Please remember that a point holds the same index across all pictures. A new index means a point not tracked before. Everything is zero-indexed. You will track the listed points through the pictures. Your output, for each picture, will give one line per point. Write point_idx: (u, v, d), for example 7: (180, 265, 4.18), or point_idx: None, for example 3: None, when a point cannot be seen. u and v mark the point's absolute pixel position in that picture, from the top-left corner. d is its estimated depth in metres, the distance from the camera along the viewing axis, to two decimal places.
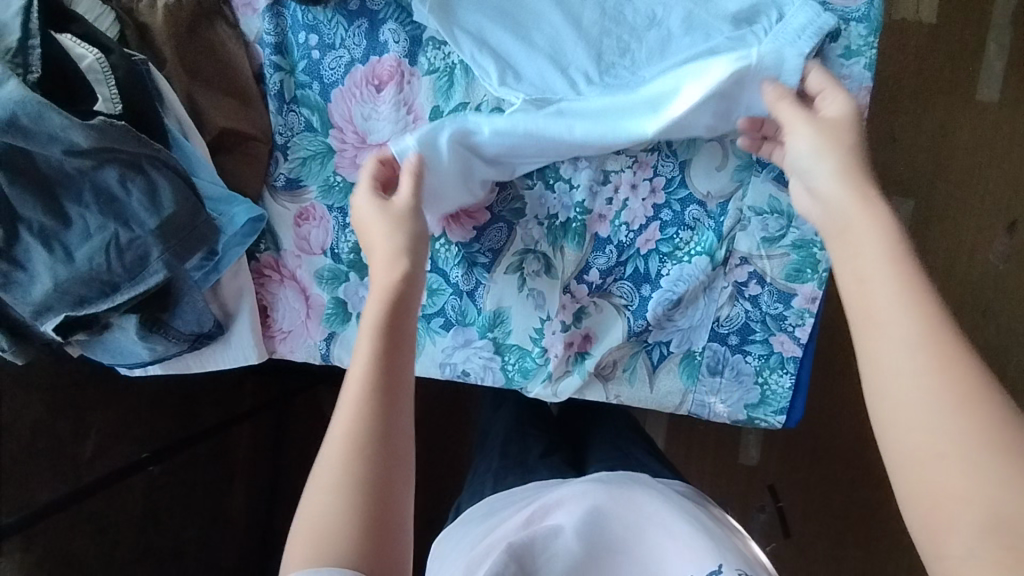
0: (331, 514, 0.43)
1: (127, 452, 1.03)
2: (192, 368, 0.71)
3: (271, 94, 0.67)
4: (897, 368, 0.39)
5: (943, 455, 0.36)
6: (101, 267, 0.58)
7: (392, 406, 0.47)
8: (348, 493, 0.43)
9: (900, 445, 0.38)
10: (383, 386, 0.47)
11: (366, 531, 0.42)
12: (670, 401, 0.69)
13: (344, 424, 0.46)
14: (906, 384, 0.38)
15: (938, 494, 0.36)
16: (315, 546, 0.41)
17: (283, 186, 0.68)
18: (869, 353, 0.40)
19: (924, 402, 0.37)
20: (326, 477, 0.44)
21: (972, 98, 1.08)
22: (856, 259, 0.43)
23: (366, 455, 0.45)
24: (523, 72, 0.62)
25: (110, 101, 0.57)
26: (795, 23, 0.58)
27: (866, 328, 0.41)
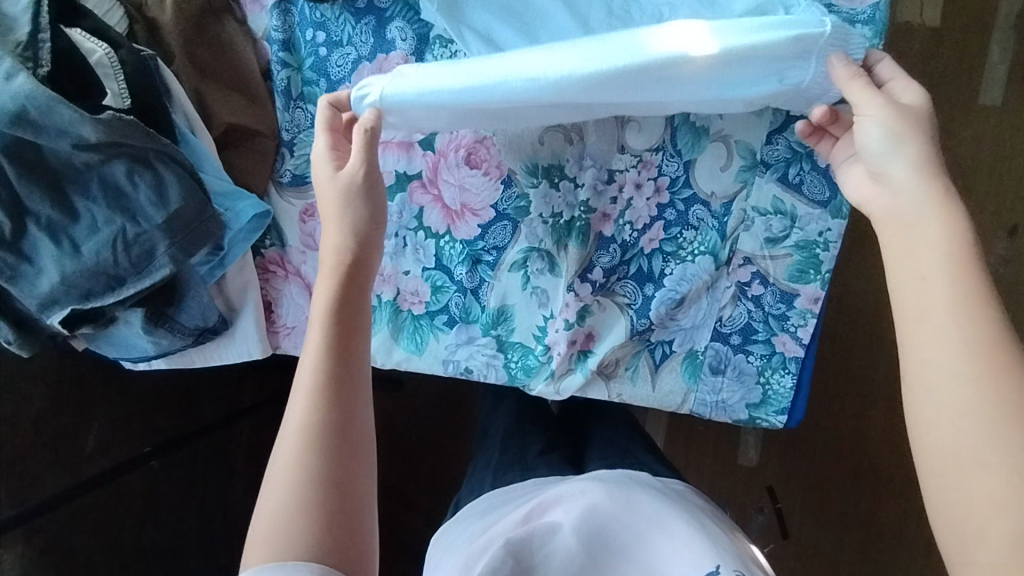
0: (288, 511, 0.43)
1: (128, 447, 1.03)
2: (196, 363, 0.72)
3: (277, 90, 0.67)
4: (944, 371, 0.39)
5: (978, 464, 0.37)
6: (107, 261, 0.58)
7: (344, 396, 0.47)
8: (303, 487, 0.44)
9: (938, 449, 0.38)
10: (335, 378, 0.47)
11: (327, 525, 0.43)
12: (672, 400, 0.69)
13: (296, 420, 0.46)
14: (953, 389, 0.38)
15: (972, 501, 0.37)
16: (275, 542, 0.42)
17: (289, 182, 0.68)
18: (918, 354, 0.40)
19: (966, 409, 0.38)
20: (283, 472, 0.44)
21: (974, 102, 1.08)
22: (919, 257, 0.43)
23: (322, 447, 0.45)
24: None
25: (119, 96, 0.58)
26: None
27: (915, 328, 0.41)
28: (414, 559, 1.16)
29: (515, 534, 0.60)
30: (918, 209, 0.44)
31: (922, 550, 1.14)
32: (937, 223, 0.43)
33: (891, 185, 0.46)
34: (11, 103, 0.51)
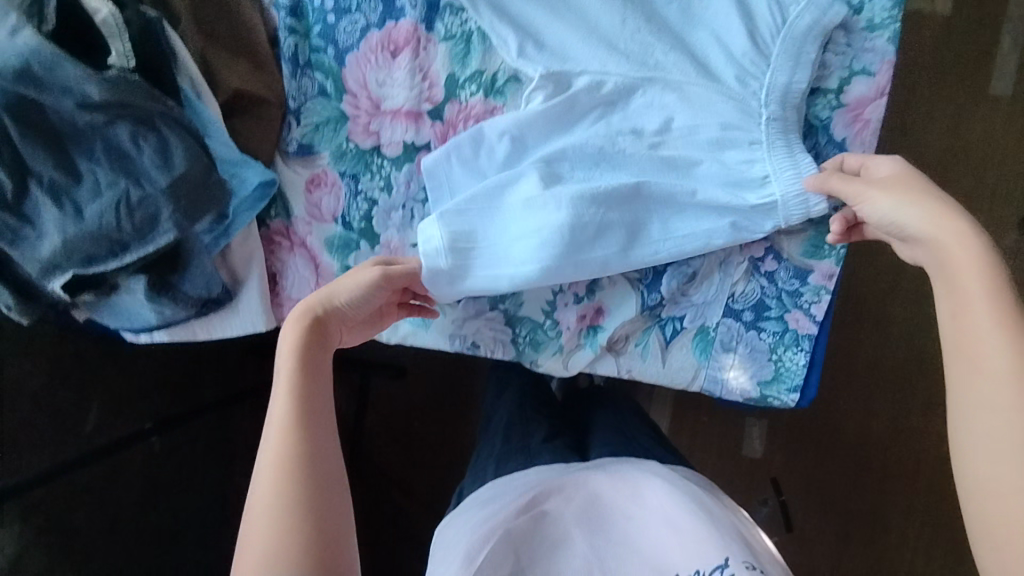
0: (265, 535, 0.44)
1: (128, 425, 1.02)
2: (199, 336, 0.70)
3: (284, 57, 0.66)
4: (984, 402, 0.43)
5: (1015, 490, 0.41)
6: (110, 225, 0.57)
7: (320, 432, 0.49)
8: (278, 514, 0.44)
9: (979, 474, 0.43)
10: (305, 414, 0.49)
11: (302, 545, 0.43)
12: (683, 377, 0.68)
13: (271, 453, 0.47)
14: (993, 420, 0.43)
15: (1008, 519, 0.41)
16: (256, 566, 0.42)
17: (295, 151, 0.67)
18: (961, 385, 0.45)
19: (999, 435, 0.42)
20: (259, 503, 0.45)
21: (984, 92, 1.07)
22: (957, 296, 0.47)
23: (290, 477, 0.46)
24: (541, 41, 0.63)
25: (124, 57, 0.56)
26: (797, 29, 0.60)
27: (966, 360, 0.45)
28: (414, 548, 1.14)
29: (516, 525, 0.59)
30: (938, 245, 0.49)
31: (924, 545, 1.13)
32: (970, 253, 0.47)
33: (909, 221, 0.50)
34: (15, 59, 0.51)
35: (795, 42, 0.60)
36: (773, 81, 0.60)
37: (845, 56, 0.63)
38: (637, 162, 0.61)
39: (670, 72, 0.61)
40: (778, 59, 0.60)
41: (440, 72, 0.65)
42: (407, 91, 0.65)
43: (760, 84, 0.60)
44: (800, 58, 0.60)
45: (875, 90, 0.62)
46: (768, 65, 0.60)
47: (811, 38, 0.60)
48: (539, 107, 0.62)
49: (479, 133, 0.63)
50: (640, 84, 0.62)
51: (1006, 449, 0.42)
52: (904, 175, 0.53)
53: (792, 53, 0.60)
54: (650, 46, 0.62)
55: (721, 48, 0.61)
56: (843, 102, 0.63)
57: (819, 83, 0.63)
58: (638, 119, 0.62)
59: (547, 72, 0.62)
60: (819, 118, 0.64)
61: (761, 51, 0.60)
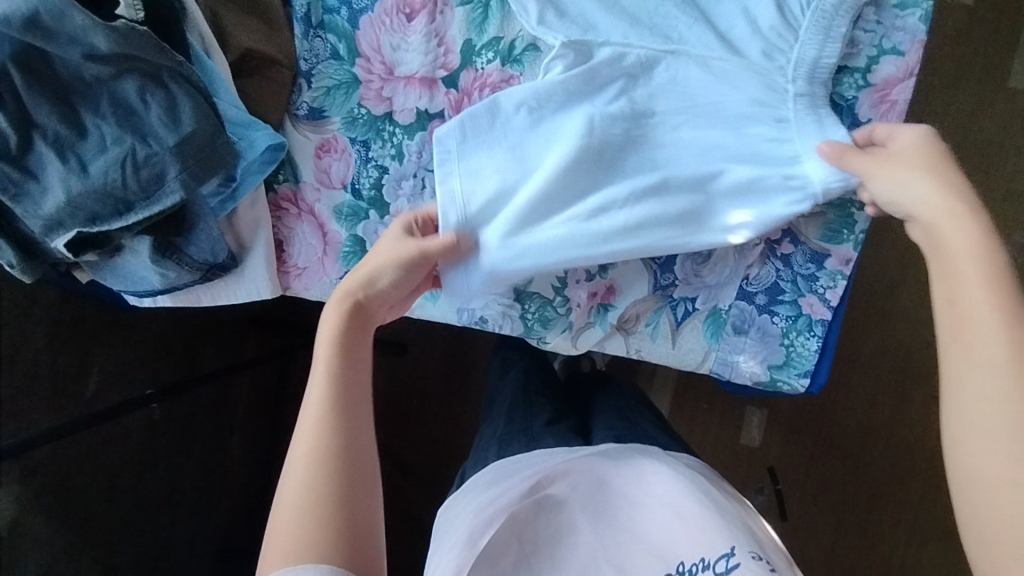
0: (297, 522, 0.42)
1: (128, 393, 1.02)
2: (203, 302, 0.69)
3: (296, 17, 0.64)
4: (977, 386, 0.42)
5: (1011, 481, 0.39)
6: (116, 183, 0.56)
7: (359, 422, 0.47)
8: (313, 503, 0.43)
9: (974, 464, 0.41)
10: (342, 402, 0.47)
11: (333, 536, 0.41)
12: (692, 359, 0.67)
13: (306, 440, 0.45)
14: (981, 405, 0.41)
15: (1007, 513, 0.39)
16: (284, 553, 0.40)
17: (305, 115, 0.65)
18: (953, 369, 0.43)
19: (996, 423, 0.40)
20: (290, 490, 0.43)
21: (1004, 84, 1.05)
22: (950, 280, 0.46)
23: (327, 466, 0.44)
24: (564, 9, 0.61)
25: (132, 7, 0.55)
26: (826, 3, 0.58)
27: (960, 343, 0.43)
28: (409, 526, 1.14)
29: (520, 507, 0.59)
30: (936, 226, 0.48)
31: (918, 537, 1.13)
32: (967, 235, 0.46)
33: (913, 199, 0.50)
34: (22, 6, 0.49)
35: (824, 17, 0.58)
36: (801, 55, 0.58)
37: (874, 34, 0.61)
38: (660, 146, 0.60)
39: (692, 49, 0.59)
40: (805, 35, 0.58)
41: (456, 37, 0.64)
42: (422, 56, 0.64)
43: (785, 60, 0.58)
44: (830, 33, 0.58)
45: (903, 71, 0.61)
46: (796, 40, 0.58)
47: (842, 12, 0.58)
48: (559, 77, 0.60)
49: (494, 106, 0.61)
50: (662, 61, 0.60)
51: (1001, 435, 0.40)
52: (922, 152, 0.52)
53: (823, 25, 0.58)
54: (677, 21, 0.60)
55: (746, 23, 0.59)
56: (870, 82, 0.62)
57: (846, 61, 0.62)
58: (657, 96, 0.60)
59: (568, 42, 0.60)
60: (845, 97, 0.62)
61: (788, 26, 0.58)
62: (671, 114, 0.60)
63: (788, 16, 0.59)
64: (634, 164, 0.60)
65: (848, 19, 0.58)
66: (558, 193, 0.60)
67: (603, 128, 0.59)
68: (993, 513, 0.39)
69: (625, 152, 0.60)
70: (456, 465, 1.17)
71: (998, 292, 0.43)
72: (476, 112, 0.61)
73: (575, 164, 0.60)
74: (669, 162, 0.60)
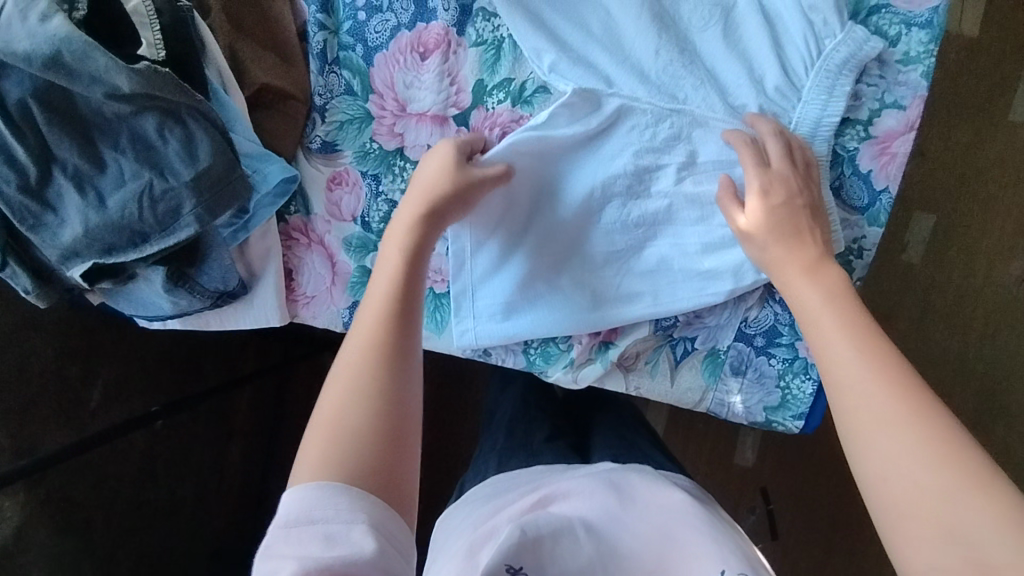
0: (343, 414, 0.48)
1: (133, 402, 1.04)
2: (212, 326, 0.71)
3: (312, 53, 0.65)
4: (856, 392, 0.45)
5: (896, 473, 0.42)
6: (132, 217, 0.57)
7: (404, 334, 0.52)
8: (357, 399, 0.48)
9: (869, 464, 0.43)
10: (389, 314, 0.52)
11: (371, 439, 0.47)
12: (690, 397, 0.69)
13: (358, 341, 0.51)
14: (867, 408, 0.44)
15: (906, 503, 0.41)
16: (324, 443, 0.47)
17: (318, 149, 0.67)
18: (835, 382, 0.47)
19: (874, 420, 0.43)
20: (338, 386, 0.49)
21: (1004, 118, 1.06)
22: (807, 306, 0.51)
23: (371, 370, 0.50)
24: (575, 55, 0.62)
25: (154, 46, 0.56)
26: (831, 62, 0.59)
27: (829, 358, 0.48)
28: None
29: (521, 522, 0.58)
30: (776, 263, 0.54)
31: None
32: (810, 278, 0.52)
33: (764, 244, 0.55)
34: (45, 46, 0.50)
35: (826, 77, 0.59)
36: (802, 115, 0.60)
37: (877, 88, 0.62)
38: (659, 200, 0.63)
39: (699, 109, 0.60)
40: (807, 95, 0.60)
41: (468, 77, 0.65)
42: (434, 94, 0.65)
43: (788, 121, 0.60)
44: (833, 91, 0.59)
45: (904, 124, 0.62)
46: (798, 101, 0.60)
47: (845, 71, 0.59)
48: (570, 130, 0.61)
49: (510, 155, 0.62)
50: (669, 115, 0.61)
51: (887, 428, 0.43)
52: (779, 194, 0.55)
53: (824, 85, 0.59)
54: (681, 81, 0.61)
55: (751, 83, 0.60)
56: (871, 134, 0.63)
57: (849, 113, 0.63)
58: (661, 156, 0.62)
59: (579, 91, 0.60)
60: (847, 148, 0.63)
61: (792, 86, 0.60)
62: (674, 176, 0.62)
63: (789, 70, 0.60)
64: (634, 216, 0.63)
65: (852, 78, 0.59)
66: (557, 245, 0.65)
67: (609, 181, 0.62)
68: (898, 507, 0.41)
69: (625, 204, 0.63)
70: (455, 475, 1.18)
71: (841, 309, 0.49)
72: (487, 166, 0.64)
73: (578, 217, 0.64)
74: (667, 216, 0.63)
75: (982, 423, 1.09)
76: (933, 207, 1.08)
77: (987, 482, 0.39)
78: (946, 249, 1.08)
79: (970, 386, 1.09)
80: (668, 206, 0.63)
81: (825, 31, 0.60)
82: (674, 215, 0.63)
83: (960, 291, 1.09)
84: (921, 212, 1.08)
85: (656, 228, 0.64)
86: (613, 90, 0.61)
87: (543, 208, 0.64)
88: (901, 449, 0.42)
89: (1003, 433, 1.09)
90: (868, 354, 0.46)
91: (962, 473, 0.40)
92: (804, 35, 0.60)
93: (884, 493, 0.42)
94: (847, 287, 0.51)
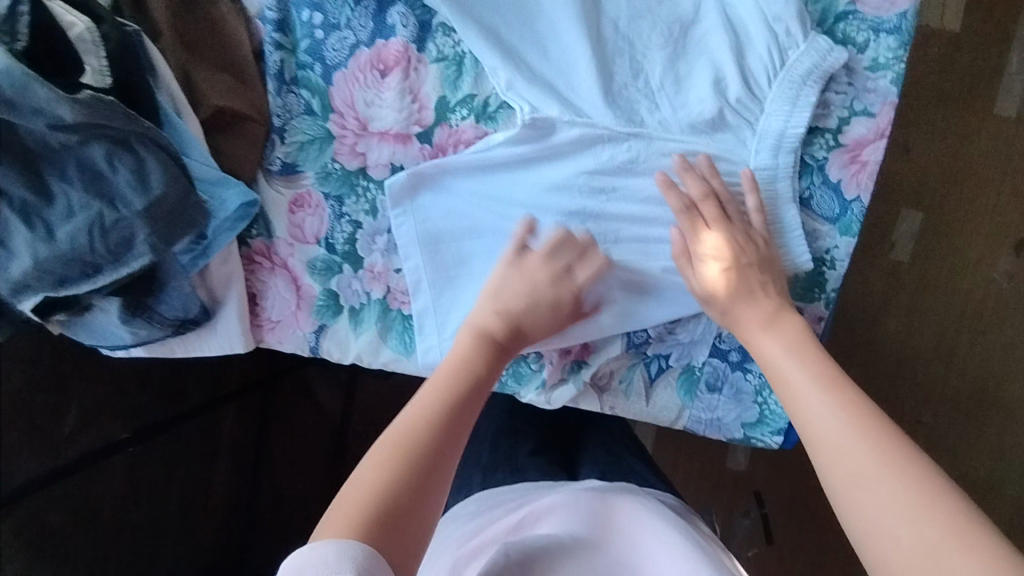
0: (379, 481, 0.44)
1: (107, 426, 1.01)
2: (176, 353, 0.69)
3: (270, 73, 0.64)
4: (837, 437, 0.43)
5: (895, 519, 0.37)
6: (83, 247, 0.55)
7: (460, 415, 0.49)
8: (398, 471, 0.44)
9: (860, 510, 0.39)
10: (449, 405, 0.48)
11: (388, 520, 0.42)
12: (666, 416, 0.67)
13: (419, 408, 0.48)
14: (853, 450, 0.41)
15: (910, 551, 0.36)
16: (351, 513, 0.41)
17: (278, 171, 0.66)
18: (807, 427, 0.45)
19: (859, 463, 0.41)
20: (385, 450, 0.45)
21: (987, 114, 1.04)
22: (774, 356, 0.51)
23: (423, 442, 0.46)
24: (538, 70, 0.61)
25: (99, 73, 0.55)
26: (794, 73, 0.58)
27: (800, 404, 0.46)
28: None
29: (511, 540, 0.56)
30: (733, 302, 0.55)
31: None
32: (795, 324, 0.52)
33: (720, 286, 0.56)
34: None
35: (790, 87, 0.58)
36: (766, 127, 0.59)
37: (845, 95, 0.61)
38: (620, 216, 0.61)
39: (656, 132, 0.60)
40: (771, 106, 0.59)
41: (431, 94, 0.63)
42: (396, 113, 0.64)
43: (752, 133, 0.60)
44: (797, 101, 0.58)
45: (874, 132, 0.61)
46: (761, 112, 0.59)
47: (810, 82, 0.58)
48: (507, 147, 0.61)
49: (442, 171, 0.63)
50: (635, 136, 0.60)
51: (879, 467, 0.40)
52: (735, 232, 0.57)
53: (789, 95, 0.58)
54: (639, 101, 0.60)
55: (716, 93, 0.59)
56: (841, 142, 0.61)
57: (818, 122, 0.61)
58: (622, 176, 0.61)
59: (527, 123, 0.60)
60: (815, 158, 0.62)
61: (754, 97, 0.59)
62: (635, 197, 0.61)
63: (753, 80, 0.59)
64: (594, 232, 0.62)
65: (816, 89, 0.58)
66: None
67: (551, 200, 0.62)
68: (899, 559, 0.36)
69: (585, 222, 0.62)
70: None
71: (803, 357, 0.49)
72: (435, 182, 0.64)
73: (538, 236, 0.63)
74: (631, 233, 0.62)
75: (974, 421, 1.08)
76: (918, 205, 1.07)
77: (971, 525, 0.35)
78: (933, 245, 1.07)
79: (961, 384, 1.08)
80: (636, 223, 0.62)
81: (791, 38, 0.59)
82: (648, 228, 0.62)
83: (946, 291, 1.07)
84: (905, 211, 1.07)
85: (620, 244, 0.62)
86: (571, 118, 0.60)
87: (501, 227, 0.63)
88: (891, 497, 0.38)
89: (994, 431, 1.07)
90: (843, 398, 0.44)
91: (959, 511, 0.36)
92: (768, 46, 0.59)
93: (884, 544, 0.37)
94: (807, 337, 0.51)
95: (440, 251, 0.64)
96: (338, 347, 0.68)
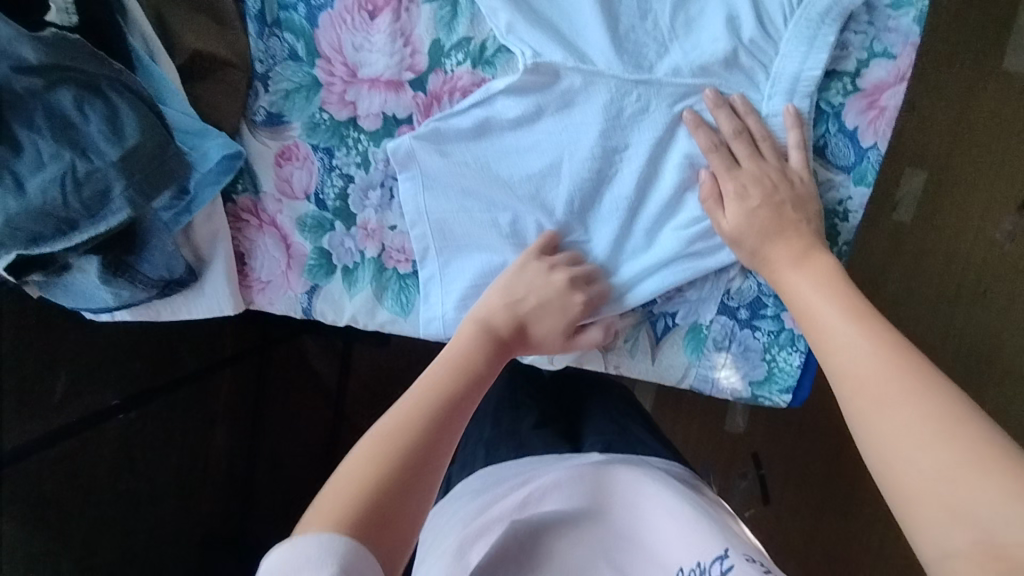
0: (370, 469, 0.43)
1: (97, 391, 0.99)
2: (162, 316, 0.67)
3: (250, 14, 0.60)
4: (859, 369, 0.44)
5: (910, 448, 0.38)
6: (56, 203, 0.51)
7: (456, 411, 0.49)
8: (391, 461, 0.44)
9: (878, 440, 0.40)
10: (448, 397, 0.49)
11: (377, 508, 0.41)
12: (672, 375, 0.65)
13: (419, 396, 0.49)
14: (873, 380, 0.42)
15: (922, 480, 0.37)
16: (341, 502, 0.41)
17: (263, 121, 0.62)
18: (834, 363, 0.46)
19: (879, 390, 0.42)
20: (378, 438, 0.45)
21: (999, 66, 1.00)
22: (802, 294, 0.51)
23: (414, 434, 0.46)
24: (539, 10, 0.57)
25: (64, 11, 0.50)
26: (812, 11, 0.54)
27: (828, 341, 0.47)
28: None
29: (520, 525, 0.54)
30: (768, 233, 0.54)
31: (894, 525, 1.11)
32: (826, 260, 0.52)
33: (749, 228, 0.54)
34: None
35: (808, 26, 0.55)
36: (781, 69, 0.55)
37: (865, 36, 0.57)
38: (626, 174, 0.58)
39: (664, 79, 0.56)
40: (786, 47, 0.55)
41: (423, 37, 0.59)
42: (387, 57, 0.60)
43: (766, 77, 0.56)
44: (815, 41, 0.55)
45: (894, 75, 0.57)
46: (776, 53, 0.55)
47: (829, 20, 0.54)
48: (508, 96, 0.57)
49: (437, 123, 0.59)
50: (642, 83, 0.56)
51: (898, 396, 0.41)
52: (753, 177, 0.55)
53: (806, 35, 0.55)
54: (648, 43, 0.56)
55: (729, 33, 0.55)
56: (858, 87, 0.58)
57: (835, 65, 0.58)
58: (630, 130, 0.57)
59: (529, 68, 0.56)
60: (831, 104, 0.58)
61: (769, 38, 0.55)
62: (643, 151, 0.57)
63: (767, 19, 0.55)
64: (598, 191, 0.59)
65: (836, 27, 0.54)
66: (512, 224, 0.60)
67: (554, 154, 0.58)
68: (916, 485, 0.37)
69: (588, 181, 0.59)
70: None
71: (829, 290, 0.49)
72: (429, 138, 0.59)
73: (540, 193, 0.59)
74: (638, 192, 0.58)
75: (973, 382, 1.06)
76: (923, 162, 1.04)
77: (984, 451, 0.36)
78: (938, 203, 1.04)
79: (961, 345, 1.06)
80: (644, 180, 0.58)
81: None
82: (655, 186, 0.58)
83: (948, 251, 1.05)
84: (909, 168, 1.04)
85: (630, 206, 0.59)
86: (576, 64, 0.56)
87: (500, 184, 0.59)
88: (910, 423, 0.39)
89: (994, 392, 1.06)
90: (866, 330, 0.45)
91: (974, 432, 0.37)
92: None
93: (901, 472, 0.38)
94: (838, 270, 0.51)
95: (436, 210, 0.61)
96: (331, 309, 0.66)
